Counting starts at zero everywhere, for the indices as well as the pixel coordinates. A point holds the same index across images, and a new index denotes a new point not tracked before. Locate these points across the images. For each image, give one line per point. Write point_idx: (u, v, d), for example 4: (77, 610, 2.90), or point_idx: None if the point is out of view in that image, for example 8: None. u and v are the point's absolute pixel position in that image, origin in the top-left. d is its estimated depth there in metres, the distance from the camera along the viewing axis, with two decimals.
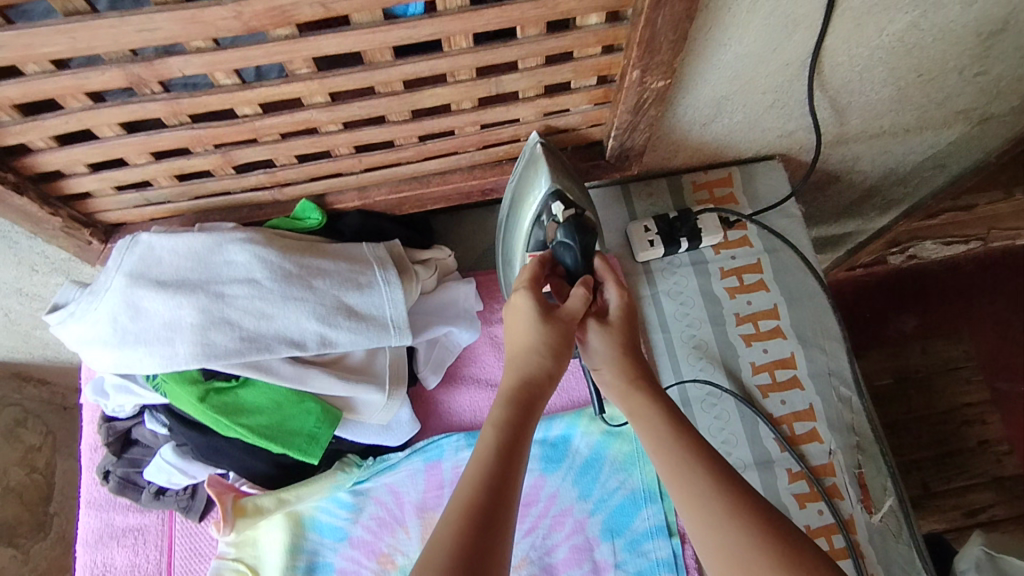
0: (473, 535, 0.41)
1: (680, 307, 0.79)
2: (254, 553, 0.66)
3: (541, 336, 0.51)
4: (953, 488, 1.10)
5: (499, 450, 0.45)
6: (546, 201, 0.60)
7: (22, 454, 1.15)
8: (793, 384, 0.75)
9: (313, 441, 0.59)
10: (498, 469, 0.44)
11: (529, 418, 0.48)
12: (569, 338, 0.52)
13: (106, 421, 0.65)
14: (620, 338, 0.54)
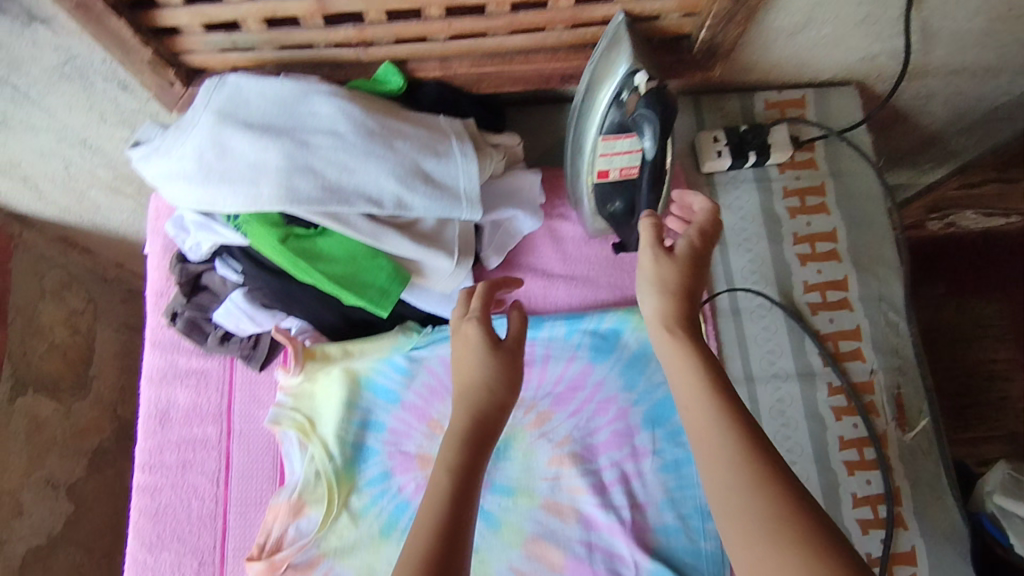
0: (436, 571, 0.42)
1: (740, 221, 0.78)
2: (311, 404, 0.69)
3: (485, 369, 0.51)
4: (967, 439, 1.13)
5: (450, 499, 0.46)
6: (626, 80, 0.59)
7: (67, 316, 1.18)
8: (843, 304, 0.76)
9: (385, 295, 0.61)
10: (453, 510, 0.45)
11: (483, 455, 0.49)
12: (517, 365, 0.53)
13: (179, 261, 0.67)
14: (679, 275, 0.52)
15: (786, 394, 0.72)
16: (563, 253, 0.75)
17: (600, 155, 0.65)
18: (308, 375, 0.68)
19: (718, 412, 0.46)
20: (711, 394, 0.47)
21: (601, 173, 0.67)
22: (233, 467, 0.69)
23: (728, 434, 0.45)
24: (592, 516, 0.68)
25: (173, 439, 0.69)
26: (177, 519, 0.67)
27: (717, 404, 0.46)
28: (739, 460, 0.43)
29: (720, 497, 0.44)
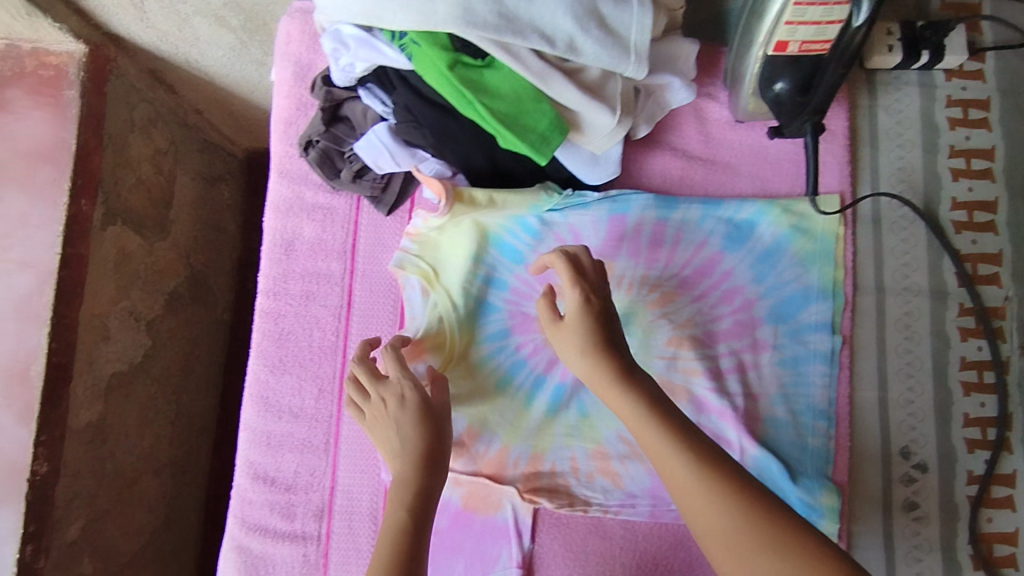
0: None
1: (895, 125, 0.74)
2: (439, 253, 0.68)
3: (417, 426, 0.58)
4: None
5: (407, 544, 0.52)
6: None
7: (152, 153, 1.15)
8: (989, 227, 0.71)
9: (545, 142, 0.57)
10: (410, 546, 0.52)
11: (430, 491, 0.56)
12: (441, 417, 0.59)
13: (324, 85, 0.64)
14: (587, 329, 0.57)
15: (915, 309, 0.70)
16: (707, 135, 0.71)
17: (784, 23, 0.57)
18: (455, 217, 0.66)
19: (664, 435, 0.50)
20: (667, 433, 0.50)
21: (780, 43, 0.60)
22: (355, 306, 0.69)
23: (682, 453, 0.48)
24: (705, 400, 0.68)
25: (298, 270, 0.70)
26: (299, 348, 0.69)
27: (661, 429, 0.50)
28: (699, 470, 0.47)
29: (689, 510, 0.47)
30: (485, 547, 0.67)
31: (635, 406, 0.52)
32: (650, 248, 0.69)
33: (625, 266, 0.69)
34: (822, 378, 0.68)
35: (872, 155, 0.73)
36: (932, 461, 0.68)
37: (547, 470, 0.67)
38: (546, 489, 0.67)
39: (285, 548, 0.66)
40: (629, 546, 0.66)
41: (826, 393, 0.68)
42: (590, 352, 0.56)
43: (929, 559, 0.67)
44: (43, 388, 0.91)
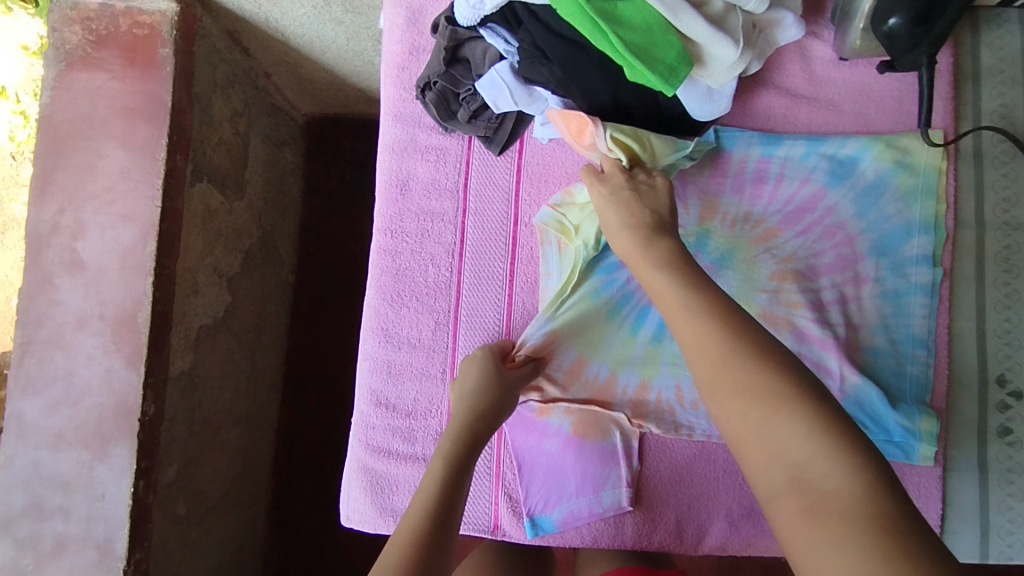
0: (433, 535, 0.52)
1: (998, 62, 0.75)
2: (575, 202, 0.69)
3: (485, 388, 0.64)
4: None
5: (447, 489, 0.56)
6: None
7: (230, 114, 1.19)
8: None
9: (673, 73, 0.60)
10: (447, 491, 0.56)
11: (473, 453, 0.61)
12: (512, 393, 0.65)
13: (448, 25, 0.66)
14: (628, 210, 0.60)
15: (1015, 242, 0.72)
16: (810, 73, 0.74)
17: None
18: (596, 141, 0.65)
19: (706, 315, 0.48)
20: (702, 301, 0.50)
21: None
22: (468, 243, 0.72)
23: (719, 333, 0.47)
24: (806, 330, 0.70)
25: (413, 210, 0.73)
26: (415, 282, 0.72)
27: (706, 310, 0.49)
28: (734, 352, 0.46)
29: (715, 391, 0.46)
30: (592, 466, 0.68)
31: (668, 280, 0.53)
32: (754, 184, 0.72)
33: (730, 201, 0.72)
34: (923, 309, 0.70)
35: (974, 92, 0.75)
36: None
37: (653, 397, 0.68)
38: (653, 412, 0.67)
39: (406, 470, 0.69)
40: (732, 468, 0.68)
41: (927, 323, 0.70)
42: (629, 226, 0.59)
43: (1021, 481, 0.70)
44: (149, 335, 0.94)
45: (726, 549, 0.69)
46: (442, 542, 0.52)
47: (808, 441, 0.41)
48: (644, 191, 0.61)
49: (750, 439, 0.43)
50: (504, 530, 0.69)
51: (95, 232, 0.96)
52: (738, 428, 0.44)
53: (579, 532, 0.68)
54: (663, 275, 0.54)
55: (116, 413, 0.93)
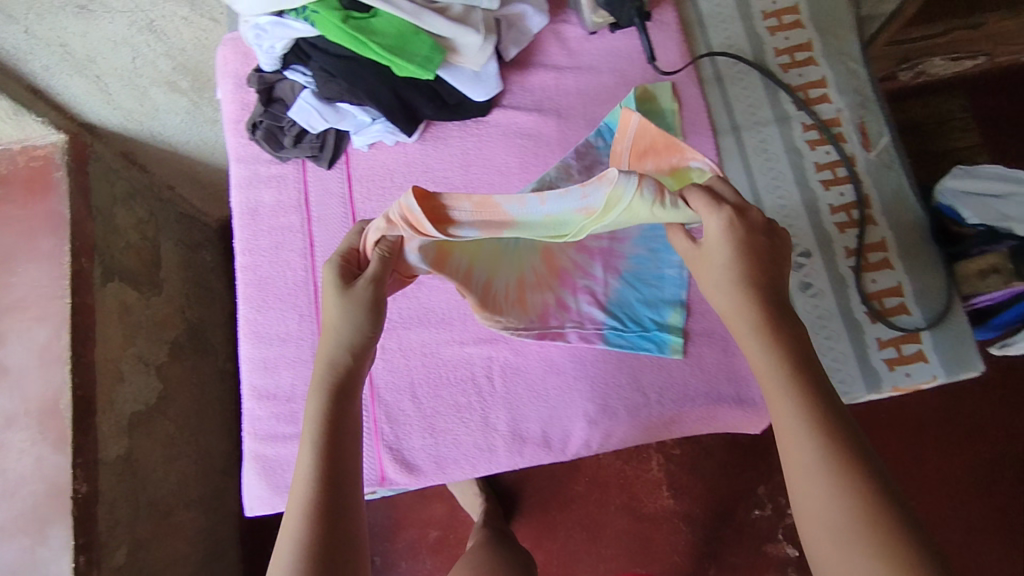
0: (326, 521, 0.53)
1: (715, 7, 0.92)
2: (620, 205, 0.56)
3: (347, 310, 0.62)
4: None
5: (330, 469, 0.56)
6: None
7: (136, 222, 1.33)
8: (809, 62, 0.89)
9: (429, 62, 0.76)
10: (328, 471, 0.56)
11: (342, 404, 0.60)
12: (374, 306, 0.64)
13: (256, 74, 0.82)
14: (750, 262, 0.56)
15: (766, 135, 0.86)
16: (567, 49, 0.90)
17: None
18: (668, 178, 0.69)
19: (804, 420, 0.51)
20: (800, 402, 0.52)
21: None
22: (316, 245, 0.84)
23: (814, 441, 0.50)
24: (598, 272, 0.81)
25: (265, 228, 0.85)
26: (276, 287, 0.83)
27: (805, 415, 0.51)
28: (827, 459, 0.49)
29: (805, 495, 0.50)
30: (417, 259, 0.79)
31: (768, 364, 0.54)
32: (525, 146, 0.87)
33: (506, 162, 0.87)
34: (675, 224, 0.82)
35: (703, 34, 0.91)
36: (810, 247, 0.83)
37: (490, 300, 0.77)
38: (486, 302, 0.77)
39: (293, 449, 0.78)
40: (581, 374, 0.79)
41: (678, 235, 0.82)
42: (737, 288, 0.57)
43: (831, 324, 0.80)
44: (72, 419, 1.03)
45: (591, 446, 0.78)
46: (343, 503, 0.55)
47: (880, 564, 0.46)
48: (771, 245, 0.57)
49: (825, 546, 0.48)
50: (392, 479, 0.77)
51: (13, 338, 1.06)
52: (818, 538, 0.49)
53: (458, 464, 0.77)
54: (768, 365, 0.54)
55: (49, 496, 1.00)
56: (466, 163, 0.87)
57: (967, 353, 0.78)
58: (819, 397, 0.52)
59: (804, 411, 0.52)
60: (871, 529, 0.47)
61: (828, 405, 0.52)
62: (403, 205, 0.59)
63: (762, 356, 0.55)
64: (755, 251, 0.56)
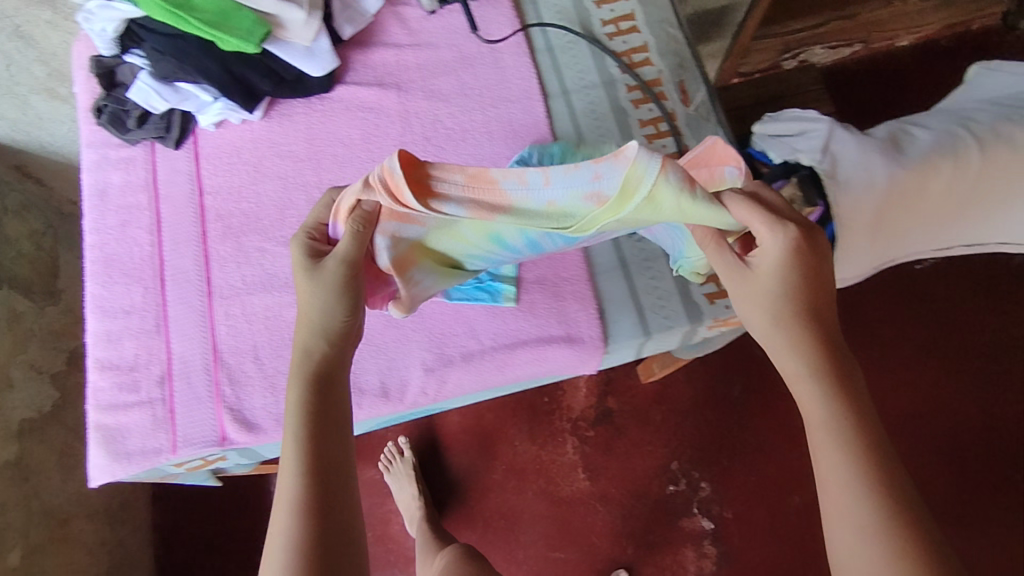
0: (315, 516, 0.58)
1: None
2: (640, 190, 0.55)
3: (324, 297, 0.63)
4: None
5: (315, 467, 0.59)
6: None
7: (30, 233, 1.33)
8: (633, 30, 0.95)
9: (252, 36, 0.81)
10: (319, 468, 0.60)
11: (324, 395, 0.62)
12: (349, 290, 0.63)
13: (96, 59, 0.86)
14: (808, 283, 0.59)
15: (594, 97, 0.91)
16: (406, 28, 0.95)
17: None
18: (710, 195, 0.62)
19: (846, 434, 0.55)
20: (832, 420, 0.56)
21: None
22: (163, 221, 0.87)
23: (847, 457, 0.55)
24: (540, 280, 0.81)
25: (114, 208, 0.88)
26: (123, 263, 0.86)
27: (846, 430, 0.55)
28: (857, 471, 0.54)
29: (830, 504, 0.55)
30: None
31: (808, 387, 0.58)
32: (366, 118, 0.91)
33: (347, 132, 0.90)
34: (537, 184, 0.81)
35: (535, 9, 0.97)
36: None
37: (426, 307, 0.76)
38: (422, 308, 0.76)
39: (136, 416, 0.80)
40: (418, 326, 0.82)
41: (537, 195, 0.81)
42: (783, 319, 0.59)
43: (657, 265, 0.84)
44: None
45: (428, 394, 0.80)
46: (333, 495, 0.59)
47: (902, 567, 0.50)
48: (816, 258, 0.60)
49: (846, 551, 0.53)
50: (231, 439, 0.79)
51: None
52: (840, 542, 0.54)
53: None
54: (809, 390, 0.58)
55: None
56: (307, 134, 0.90)
57: None
58: (863, 413, 0.57)
59: (845, 432, 0.56)
60: (898, 530, 0.52)
61: (863, 419, 0.56)
62: (387, 166, 0.56)
63: (811, 394, 0.58)
64: (806, 280, 0.59)
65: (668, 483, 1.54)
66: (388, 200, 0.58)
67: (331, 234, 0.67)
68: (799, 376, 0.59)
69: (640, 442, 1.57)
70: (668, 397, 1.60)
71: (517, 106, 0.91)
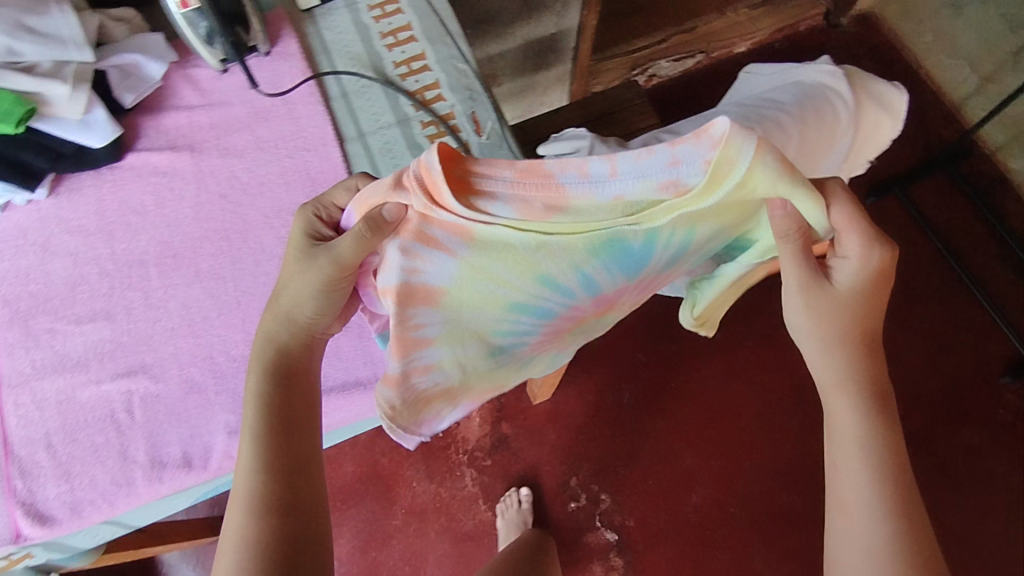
0: (275, 497, 0.66)
1: (336, 34, 1.00)
2: (731, 176, 0.53)
3: (313, 286, 0.68)
4: None
5: (276, 452, 0.68)
6: None
7: None
8: (424, 68, 0.98)
9: (9, 117, 0.79)
10: (280, 451, 0.68)
11: (284, 387, 0.70)
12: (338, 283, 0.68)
13: None
14: (870, 303, 0.69)
15: (389, 136, 0.93)
16: (198, 89, 0.95)
17: None
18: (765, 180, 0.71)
19: (874, 452, 0.69)
20: (874, 442, 0.70)
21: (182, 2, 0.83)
22: None
23: (875, 468, 0.69)
24: (552, 327, 0.81)
25: None
26: None
27: (873, 449, 0.70)
28: (875, 481, 0.69)
29: (853, 508, 0.69)
30: None
31: (855, 406, 0.71)
32: (159, 184, 0.90)
33: (138, 199, 0.89)
34: None
35: (327, 58, 0.99)
36: None
37: (421, 374, 0.70)
38: (405, 381, 0.70)
39: None
40: (221, 386, 0.80)
41: None
42: (841, 342, 0.71)
43: None
44: None
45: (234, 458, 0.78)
46: (292, 475, 0.68)
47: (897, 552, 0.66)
48: (883, 280, 0.68)
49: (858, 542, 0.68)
50: (27, 535, 0.75)
51: None
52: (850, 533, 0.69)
53: (95, 504, 0.76)
54: (855, 415, 0.71)
55: None
56: (94, 206, 0.88)
57: None
58: (891, 437, 0.70)
59: (874, 434, 0.70)
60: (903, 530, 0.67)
61: (896, 443, 0.70)
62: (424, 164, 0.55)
63: (849, 407, 0.71)
64: (872, 305, 0.69)
65: (569, 500, 1.55)
66: (422, 201, 0.57)
67: (338, 222, 0.71)
68: (841, 388, 0.72)
69: (538, 463, 1.57)
70: (561, 414, 1.60)
71: (312, 154, 0.91)
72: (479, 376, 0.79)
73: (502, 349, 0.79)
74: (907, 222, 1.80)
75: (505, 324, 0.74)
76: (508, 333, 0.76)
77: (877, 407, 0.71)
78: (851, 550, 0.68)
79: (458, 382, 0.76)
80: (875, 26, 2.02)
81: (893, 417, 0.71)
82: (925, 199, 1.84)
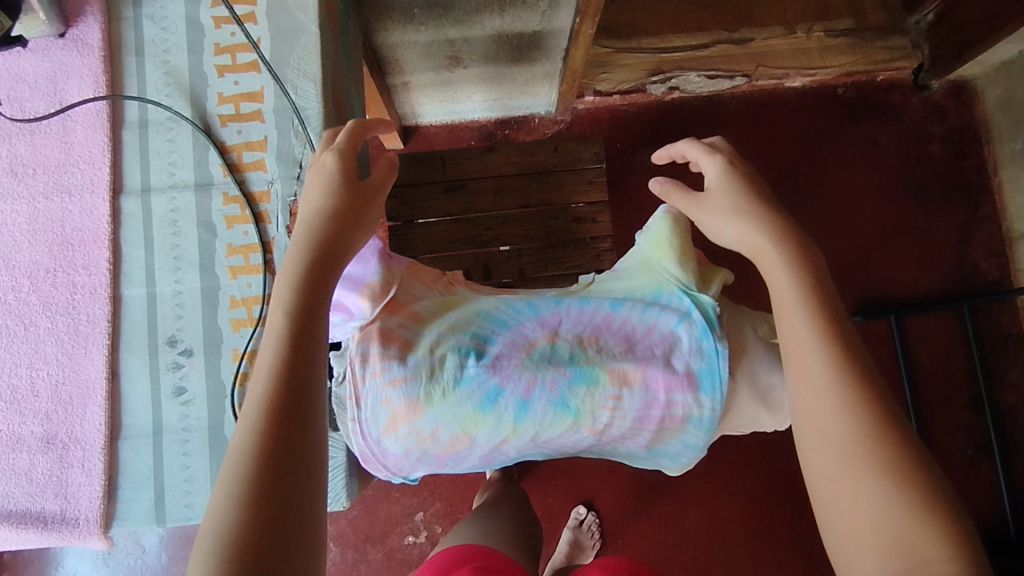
0: (270, 491, 0.41)
1: (159, 31, 0.75)
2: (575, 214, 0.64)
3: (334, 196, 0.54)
4: (548, 279, 1.08)
5: (268, 431, 0.43)
6: None
7: None
8: (254, 116, 0.74)
9: None
10: (275, 423, 0.43)
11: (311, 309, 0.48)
12: (359, 199, 0.55)
13: None
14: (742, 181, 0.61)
15: (179, 204, 0.73)
16: None
17: None
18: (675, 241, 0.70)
19: (801, 299, 0.53)
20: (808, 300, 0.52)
21: None
22: None
23: (807, 321, 0.51)
24: (533, 338, 0.62)
25: None
26: None
27: (801, 295, 0.53)
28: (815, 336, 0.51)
29: (801, 381, 0.51)
30: None
31: (783, 274, 0.54)
32: None
33: None
34: None
35: (138, 63, 0.74)
36: (198, 345, 0.71)
37: (396, 348, 0.60)
38: (379, 350, 0.60)
39: None
40: None
41: None
42: (759, 234, 0.57)
43: (194, 438, 0.70)
44: None
45: None
46: (292, 454, 0.43)
47: (855, 408, 0.47)
48: (748, 182, 0.61)
49: (816, 417, 0.49)
50: None
51: None
52: (808, 412, 0.50)
53: None
54: (787, 274, 0.54)
55: None
56: None
57: (336, 486, 0.72)
58: (817, 280, 0.54)
59: (792, 267, 0.54)
60: (853, 384, 0.48)
61: (820, 284, 0.54)
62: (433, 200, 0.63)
63: (773, 258, 0.56)
64: (742, 183, 0.61)
65: (407, 533, 1.45)
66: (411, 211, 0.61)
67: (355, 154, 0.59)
68: (764, 252, 0.56)
69: (389, 488, 1.47)
70: None
71: (74, 201, 0.72)
72: (442, 406, 0.59)
73: (469, 370, 0.59)
74: (881, 352, 1.54)
75: (461, 337, 0.62)
76: (465, 346, 0.61)
77: (798, 252, 0.55)
78: (809, 403, 0.50)
79: (421, 399, 0.59)
80: (968, 102, 1.64)
81: (820, 258, 0.56)
82: (920, 334, 1.54)
